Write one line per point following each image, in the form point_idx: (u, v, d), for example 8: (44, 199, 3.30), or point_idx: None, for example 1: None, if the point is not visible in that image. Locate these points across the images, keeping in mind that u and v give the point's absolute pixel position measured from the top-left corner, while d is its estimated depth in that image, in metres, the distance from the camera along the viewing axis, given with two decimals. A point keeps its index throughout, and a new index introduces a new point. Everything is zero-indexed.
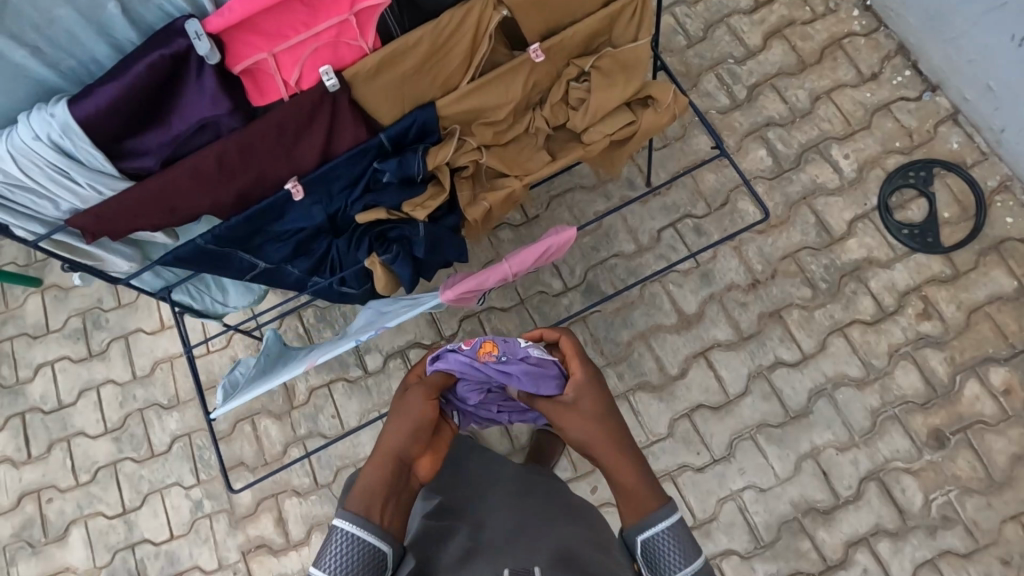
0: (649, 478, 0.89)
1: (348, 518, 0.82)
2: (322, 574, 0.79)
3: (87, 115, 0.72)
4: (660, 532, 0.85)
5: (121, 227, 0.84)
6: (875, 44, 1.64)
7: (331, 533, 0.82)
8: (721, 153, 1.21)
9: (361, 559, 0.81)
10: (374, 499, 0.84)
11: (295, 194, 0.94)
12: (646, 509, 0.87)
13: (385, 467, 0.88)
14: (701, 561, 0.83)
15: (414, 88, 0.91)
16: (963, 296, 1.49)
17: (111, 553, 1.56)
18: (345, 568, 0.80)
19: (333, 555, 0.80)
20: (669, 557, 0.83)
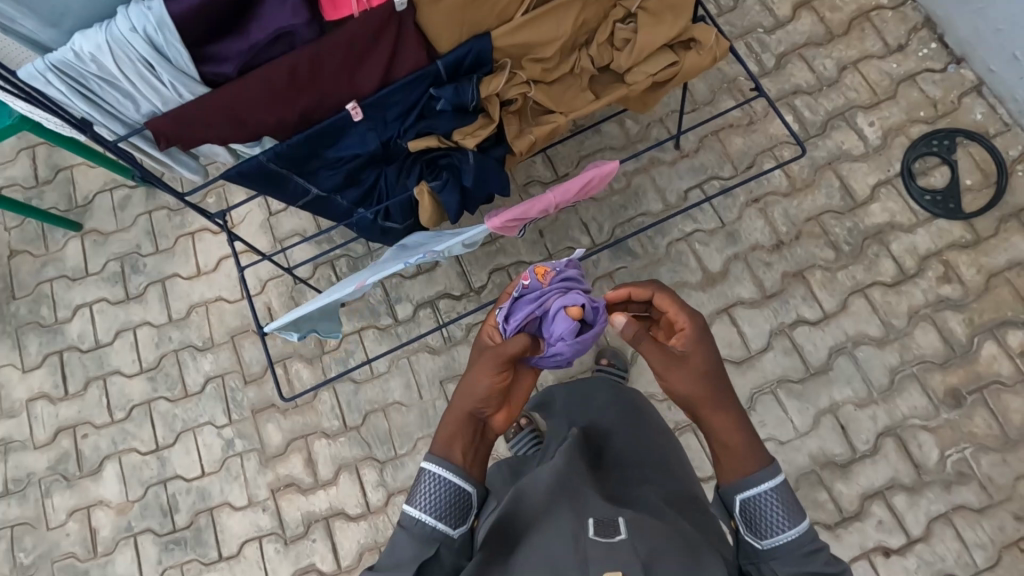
0: (753, 438, 0.89)
1: (435, 463, 0.90)
2: (415, 511, 0.87)
3: (182, 12, 0.76)
4: (763, 492, 0.85)
5: (194, 135, 0.88)
6: (902, 17, 1.67)
7: (421, 475, 0.90)
8: (761, 96, 1.22)
9: (448, 500, 0.89)
10: (456, 453, 0.92)
11: (354, 115, 0.99)
12: (749, 469, 0.87)
13: (460, 424, 0.94)
14: (806, 524, 0.84)
15: (473, 16, 0.95)
16: (983, 260, 1.52)
17: (144, 488, 1.61)
18: (433, 508, 0.88)
19: (425, 495, 0.88)
20: (772, 519, 0.84)
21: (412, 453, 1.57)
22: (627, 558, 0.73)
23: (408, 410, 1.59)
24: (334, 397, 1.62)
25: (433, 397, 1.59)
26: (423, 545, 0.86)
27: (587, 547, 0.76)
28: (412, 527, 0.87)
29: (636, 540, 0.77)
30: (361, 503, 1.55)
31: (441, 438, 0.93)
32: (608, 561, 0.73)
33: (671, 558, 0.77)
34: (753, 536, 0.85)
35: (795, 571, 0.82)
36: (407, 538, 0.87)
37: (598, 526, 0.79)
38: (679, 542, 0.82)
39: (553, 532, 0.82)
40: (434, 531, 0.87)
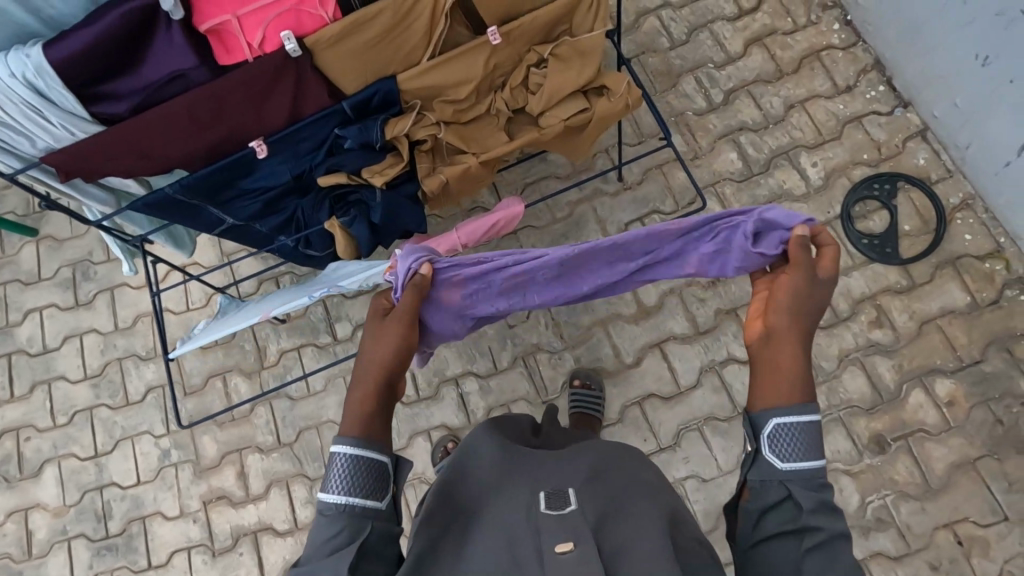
0: (806, 384, 0.84)
1: (347, 442, 0.85)
2: (334, 496, 0.82)
3: (61, 58, 0.77)
4: (793, 423, 0.82)
5: (93, 168, 0.90)
6: (852, 57, 1.68)
7: (331, 459, 0.85)
8: (669, 145, 1.27)
9: (366, 474, 0.84)
10: (372, 426, 0.87)
11: (259, 153, 1.00)
12: (787, 396, 0.83)
13: (376, 395, 0.88)
14: (820, 466, 0.82)
15: (376, 60, 0.96)
16: (915, 306, 1.52)
17: (81, 493, 1.64)
18: (354, 488, 0.83)
19: (338, 479, 0.83)
20: (790, 447, 0.81)
21: None
22: (577, 525, 0.78)
23: None
24: (270, 412, 1.64)
25: None
26: (354, 527, 0.81)
27: (540, 518, 0.80)
28: (335, 513, 0.81)
29: (585, 509, 0.82)
30: (289, 519, 1.58)
31: (352, 416, 0.87)
32: (558, 530, 0.77)
33: (619, 523, 0.82)
34: (772, 450, 0.82)
35: (808, 499, 0.79)
36: (328, 524, 0.81)
37: (549, 499, 0.84)
38: (628, 507, 0.86)
39: (509, 507, 0.85)
40: (361, 509, 0.82)
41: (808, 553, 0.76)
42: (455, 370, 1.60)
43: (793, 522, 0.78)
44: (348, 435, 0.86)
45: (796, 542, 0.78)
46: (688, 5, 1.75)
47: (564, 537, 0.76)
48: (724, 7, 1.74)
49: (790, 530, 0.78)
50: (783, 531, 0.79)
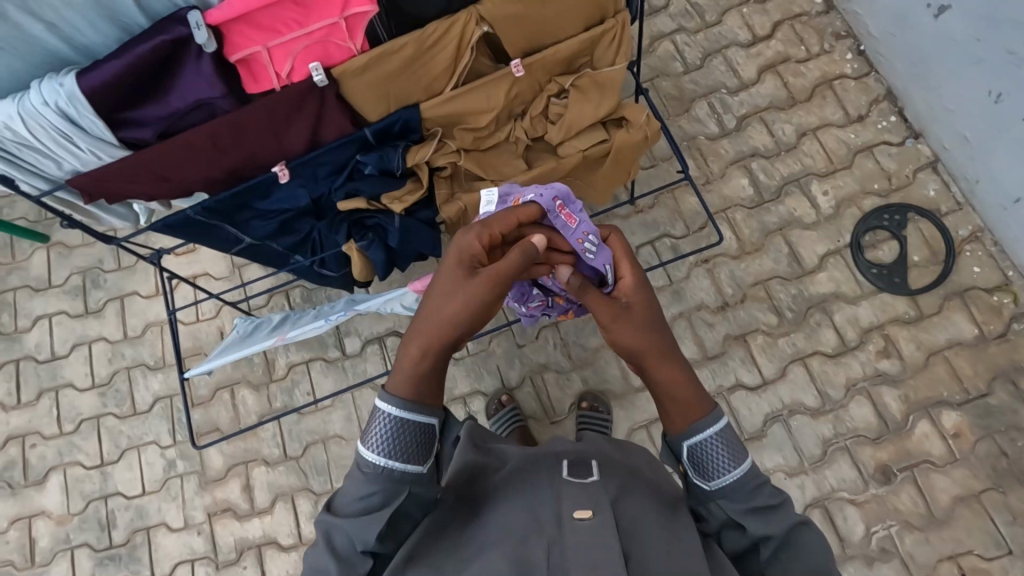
0: (698, 385, 0.86)
1: (393, 402, 0.83)
2: (370, 452, 0.82)
3: (93, 87, 0.78)
4: (707, 438, 0.83)
5: (117, 188, 0.91)
6: (865, 87, 1.69)
7: (376, 415, 0.83)
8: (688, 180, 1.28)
9: (409, 441, 0.83)
10: (423, 390, 0.85)
11: (280, 176, 1.01)
12: (696, 414, 0.85)
13: (430, 352, 0.84)
14: (750, 463, 0.83)
15: (401, 88, 0.97)
16: (923, 337, 1.53)
17: (85, 502, 1.64)
18: (391, 450, 0.82)
19: (379, 438, 0.82)
20: (719, 462, 0.83)
21: None
22: (597, 497, 0.80)
23: (347, 443, 1.62)
24: (276, 425, 1.64)
25: None
26: (388, 491, 0.81)
27: (562, 485, 0.83)
28: (370, 472, 0.81)
29: (606, 483, 0.85)
30: (292, 533, 1.58)
31: (404, 376, 0.84)
32: (580, 500, 0.80)
33: (636, 501, 0.85)
34: (698, 479, 0.84)
35: (746, 509, 0.81)
36: (360, 477, 0.82)
37: (572, 468, 0.87)
38: (646, 492, 0.89)
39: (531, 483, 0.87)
40: (399, 475, 0.82)
41: (769, 561, 0.81)
42: (463, 389, 1.60)
43: (745, 535, 0.83)
44: (395, 393, 0.84)
45: (756, 553, 0.83)
46: (703, 30, 1.77)
47: (584, 505, 0.79)
48: (738, 34, 1.76)
49: (746, 545, 0.83)
50: (741, 547, 0.83)
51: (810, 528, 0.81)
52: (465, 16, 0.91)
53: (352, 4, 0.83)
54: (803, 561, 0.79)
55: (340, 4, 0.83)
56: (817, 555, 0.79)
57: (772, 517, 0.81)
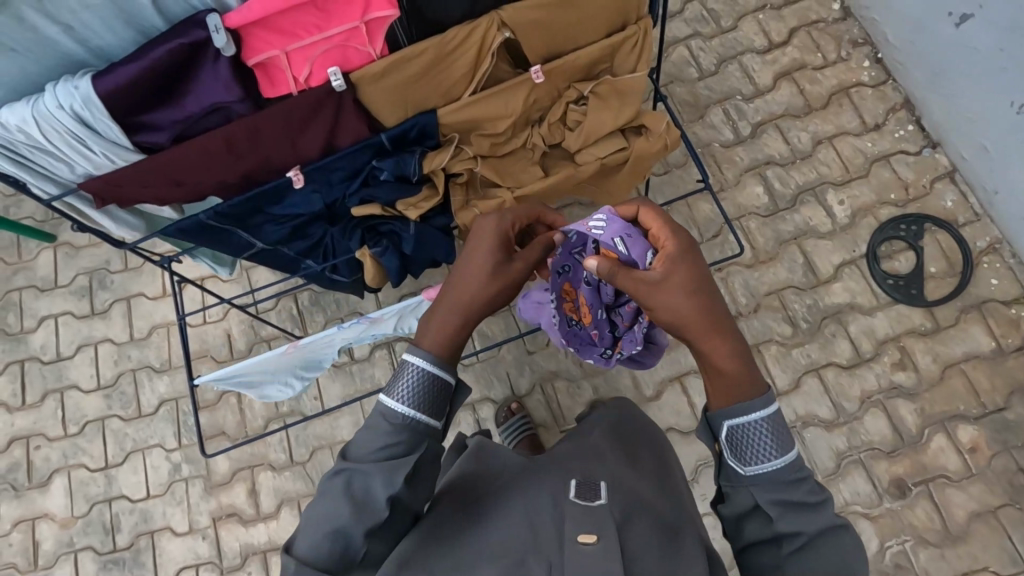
0: (747, 362, 0.83)
1: (423, 355, 0.85)
2: (393, 402, 0.83)
3: (109, 90, 0.76)
4: (755, 421, 0.80)
5: (130, 193, 0.90)
6: (882, 95, 1.67)
7: (403, 368, 0.85)
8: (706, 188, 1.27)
9: (435, 397, 0.85)
10: (452, 348, 0.88)
11: (295, 182, 1.00)
12: (741, 395, 0.81)
13: (457, 321, 0.88)
14: (795, 455, 0.80)
15: (420, 93, 0.96)
16: (939, 350, 1.51)
17: (89, 505, 1.62)
18: (417, 403, 0.84)
19: (406, 390, 0.84)
20: (766, 446, 0.79)
21: None
22: (602, 520, 0.77)
23: None
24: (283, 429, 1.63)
25: None
26: (411, 442, 0.83)
27: (567, 506, 0.81)
28: (398, 422, 0.83)
29: (613, 505, 0.82)
30: None
31: (434, 333, 0.87)
32: (583, 522, 0.77)
33: (643, 528, 0.82)
34: (734, 461, 0.81)
35: (773, 500, 0.78)
36: (383, 426, 0.83)
37: (579, 488, 0.84)
38: (651, 513, 0.86)
39: (533, 497, 0.85)
40: (422, 428, 0.84)
41: (788, 557, 0.77)
42: (472, 396, 1.58)
43: (767, 526, 0.79)
44: (423, 347, 0.86)
45: (775, 548, 0.78)
46: (718, 36, 1.75)
47: (588, 529, 0.75)
48: (754, 40, 1.74)
49: (769, 537, 0.79)
50: (761, 539, 0.79)
51: (845, 534, 0.77)
52: (486, 22, 0.89)
53: (373, 8, 0.81)
54: (828, 561, 0.75)
55: (361, 8, 0.81)
56: (845, 559, 0.75)
57: (805, 514, 0.78)
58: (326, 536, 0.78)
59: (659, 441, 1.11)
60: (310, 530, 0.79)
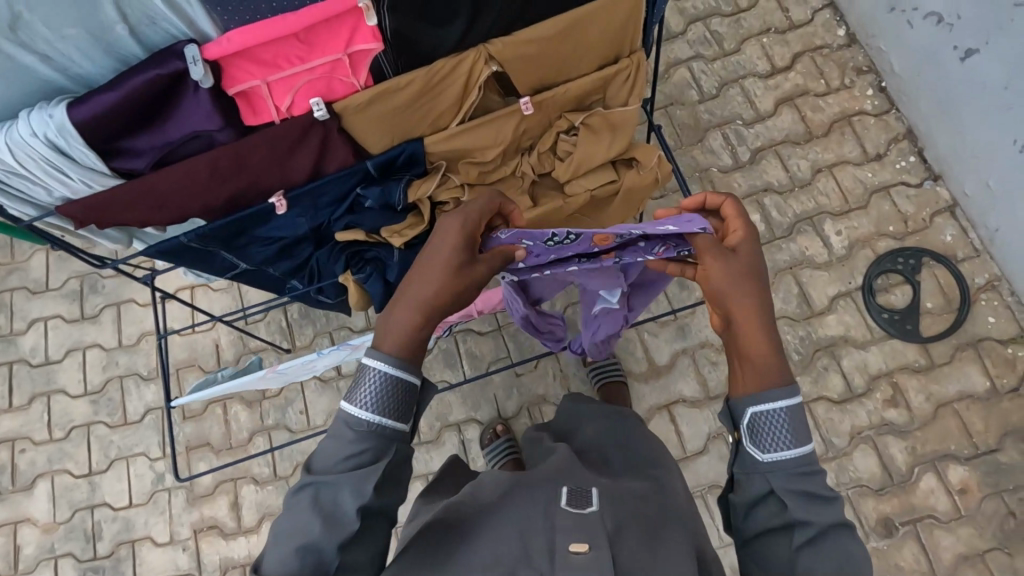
0: (775, 354, 0.79)
1: (384, 358, 0.78)
2: (357, 408, 0.77)
3: (84, 119, 0.75)
4: (775, 412, 0.77)
5: (111, 216, 0.89)
6: (884, 125, 1.64)
7: (363, 372, 0.79)
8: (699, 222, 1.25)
9: (399, 399, 0.79)
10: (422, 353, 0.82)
11: (277, 208, 0.99)
12: (768, 383, 0.78)
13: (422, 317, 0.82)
14: (811, 449, 0.76)
15: (405, 123, 0.94)
16: (933, 388, 1.49)
17: (72, 510, 1.62)
18: (381, 407, 0.78)
19: (368, 396, 0.77)
20: (781, 439, 0.76)
21: None
22: (595, 530, 0.73)
23: None
24: (268, 443, 1.62)
25: None
26: (378, 448, 0.77)
27: (559, 518, 0.76)
28: (361, 427, 0.77)
29: (605, 514, 0.78)
30: None
31: (398, 333, 0.81)
32: (575, 533, 0.73)
33: (634, 533, 0.77)
34: (753, 447, 0.77)
35: (788, 488, 0.75)
36: (347, 435, 0.76)
37: (570, 497, 0.80)
38: (639, 515, 0.81)
39: (528, 507, 0.81)
40: (389, 432, 0.78)
41: (798, 550, 0.73)
42: (458, 416, 1.57)
43: (780, 515, 0.75)
44: (382, 350, 0.80)
45: (786, 538, 0.74)
46: (720, 59, 1.72)
47: (579, 538, 0.72)
48: (756, 64, 1.71)
49: (778, 525, 0.75)
50: (770, 527, 0.75)
51: (849, 534, 0.74)
52: (474, 55, 0.86)
53: (357, 41, 0.79)
54: (834, 558, 0.72)
55: (345, 40, 0.78)
56: (851, 558, 0.72)
57: (817, 505, 0.75)
58: (294, 553, 0.71)
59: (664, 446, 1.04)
60: (276, 547, 0.73)
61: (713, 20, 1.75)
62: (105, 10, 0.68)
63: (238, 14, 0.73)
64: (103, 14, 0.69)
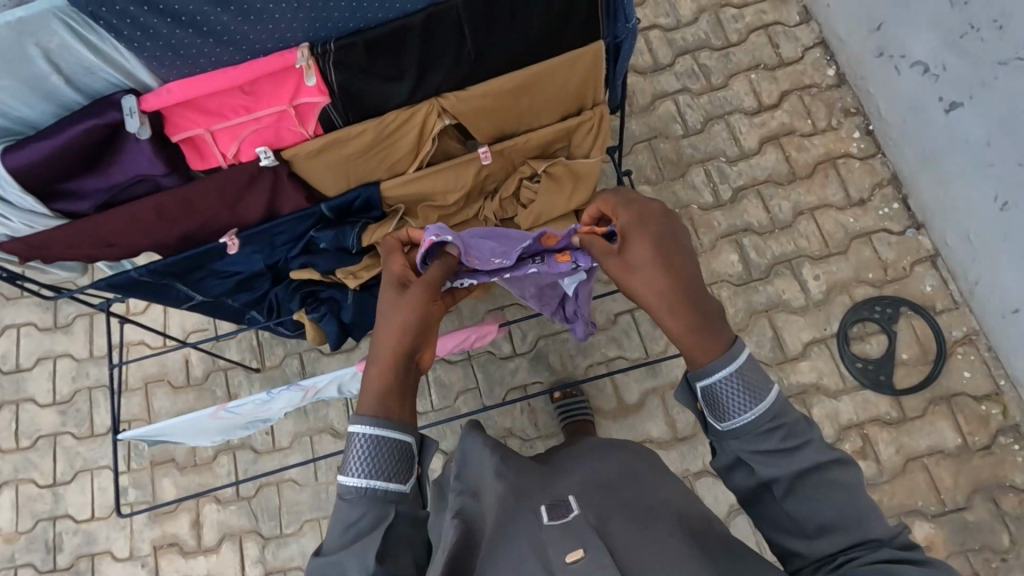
0: (708, 318, 0.76)
1: (367, 420, 0.73)
2: (352, 478, 0.71)
3: (19, 166, 0.74)
4: (722, 378, 0.74)
5: (55, 255, 0.87)
6: (870, 169, 1.62)
7: (351, 441, 0.73)
8: None
9: (393, 456, 0.73)
10: (394, 400, 0.76)
11: (230, 247, 0.93)
12: (709, 352, 0.75)
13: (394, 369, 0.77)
14: (775, 401, 0.73)
15: (359, 169, 0.92)
16: (903, 441, 1.46)
17: (34, 521, 1.62)
18: (375, 470, 0.72)
19: (360, 462, 0.72)
20: (735, 402, 0.73)
21: (297, 534, 1.56)
22: (584, 533, 0.67)
23: (302, 489, 1.58)
24: (232, 462, 1.61)
25: (328, 480, 1.58)
26: (382, 512, 0.71)
27: (542, 533, 0.70)
28: (358, 497, 0.71)
29: (589, 513, 0.72)
30: None
31: (373, 389, 0.76)
32: (565, 539, 0.67)
33: (625, 521, 0.71)
34: (714, 419, 0.76)
35: (754, 450, 0.73)
36: (346, 508, 0.71)
37: (551, 510, 0.74)
38: (623, 501, 0.76)
39: (517, 526, 0.73)
40: (388, 495, 0.72)
41: (782, 501, 0.71)
42: None
43: (754, 477, 0.74)
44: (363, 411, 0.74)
45: (769, 494, 0.73)
46: (706, 93, 1.70)
47: (571, 544, 0.66)
48: (743, 100, 1.69)
49: (755, 487, 0.74)
50: (750, 488, 0.75)
51: (840, 467, 0.71)
52: (427, 108, 0.85)
53: (303, 94, 0.79)
54: (829, 499, 0.69)
55: (290, 93, 0.78)
56: (844, 493, 0.69)
57: (785, 457, 0.72)
58: None
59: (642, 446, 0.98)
60: None
61: (702, 53, 1.73)
62: (37, 63, 0.67)
63: (176, 68, 0.73)
64: (37, 67, 0.68)
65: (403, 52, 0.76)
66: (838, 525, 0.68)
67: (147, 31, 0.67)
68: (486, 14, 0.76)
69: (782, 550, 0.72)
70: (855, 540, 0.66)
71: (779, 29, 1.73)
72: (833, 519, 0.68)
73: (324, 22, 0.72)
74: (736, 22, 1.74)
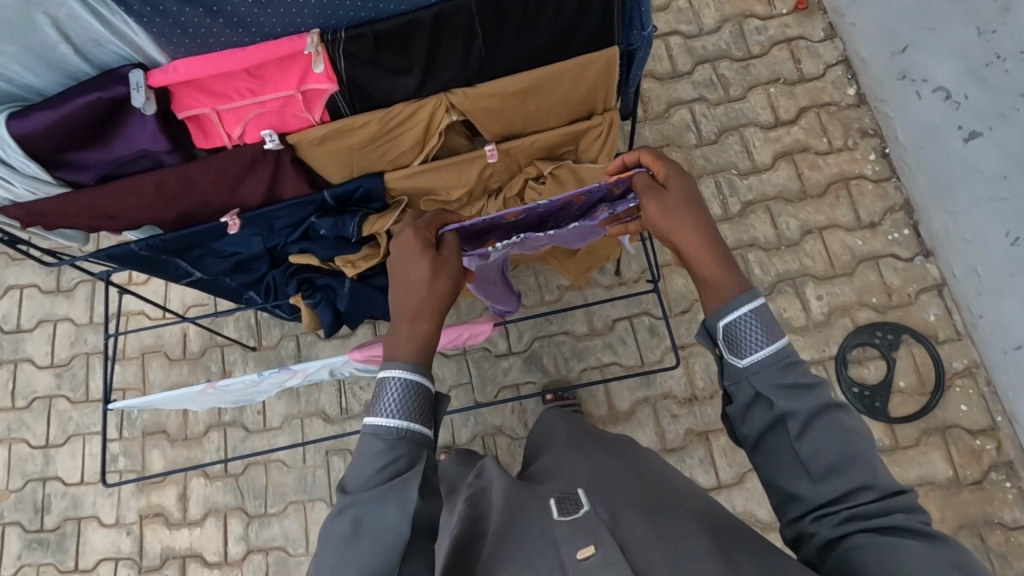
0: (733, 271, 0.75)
1: (400, 365, 0.73)
2: (384, 419, 0.70)
3: (22, 133, 0.74)
4: (742, 315, 0.70)
5: (55, 221, 0.87)
6: (882, 192, 1.59)
7: (384, 387, 0.72)
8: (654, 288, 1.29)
9: (423, 400, 0.73)
10: (421, 352, 0.76)
11: (230, 227, 0.94)
12: (725, 294, 0.73)
13: (426, 324, 0.78)
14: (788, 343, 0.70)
15: (363, 159, 0.92)
16: (893, 469, 1.45)
17: (24, 481, 1.63)
18: (409, 412, 0.71)
19: (393, 403, 0.71)
20: (751, 340, 0.70)
21: (281, 514, 1.57)
22: (598, 527, 0.65)
23: (289, 470, 1.59)
24: (222, 439, 1.62)
25: (316, 464, 1.59)
26: (412, 454, 0.70)
27: (554, 529, 0.66)
28: (393, 438, 0.69)
29: (600, 508, 0.69)
30: (218, 552, 1.56)
31: (402, 344, 0.76)
32: (575, 534, 0.65)
33: (638, 517, 0.68)
34: (730, 356, 0.71)
35: (777, 385, 0.68)
36: (378, 449, 0.69)
37: (560, 504, 0.70)
38: (643, 499, 0.72)
39: (530, 530, 0.69)
40: (419, 438, 0.70)
41: (798, 439, 0.67)
42: None
43: (770, 411, 0.69)
44: (398, 360, 0.74)
45: (781, 432, 0.68)
46: (723, 104, 1.68)
47: (583, 541, 0.63)
48: (760, 114, 1.67)
49: (771, 423, 0.69)
50: (762, 429, 0.69)
51: (844, 413, 0.67)
52: (434, 103, 0.85)
53: (310, 80, 0.78)
54: (834, 442, 0.65)
55: (297, 79, 0.78)
56: (848, 437, 0.66)
57: (798, 394, 0.68)
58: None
59: (639, 448, 0.93)
60: None
61: (721, 63, 1.71)
62: (45, 31, 0.67)
63: (184, 45, 0.73)
64: (45, 35, 0.68)
65: (411, 47, 0.76)
66: (841, 467, 0.65)
67: (157, 8, 0.67)
68: (496, 14, 0.75)
69: (781, 496, 0.68)
70: (853, 488, 0.63)
71: (802, 44, 1.70)
72: (838, 459, 0.65)
73: (334, 10, 0.71)
74: (759, 33, 1.72)
